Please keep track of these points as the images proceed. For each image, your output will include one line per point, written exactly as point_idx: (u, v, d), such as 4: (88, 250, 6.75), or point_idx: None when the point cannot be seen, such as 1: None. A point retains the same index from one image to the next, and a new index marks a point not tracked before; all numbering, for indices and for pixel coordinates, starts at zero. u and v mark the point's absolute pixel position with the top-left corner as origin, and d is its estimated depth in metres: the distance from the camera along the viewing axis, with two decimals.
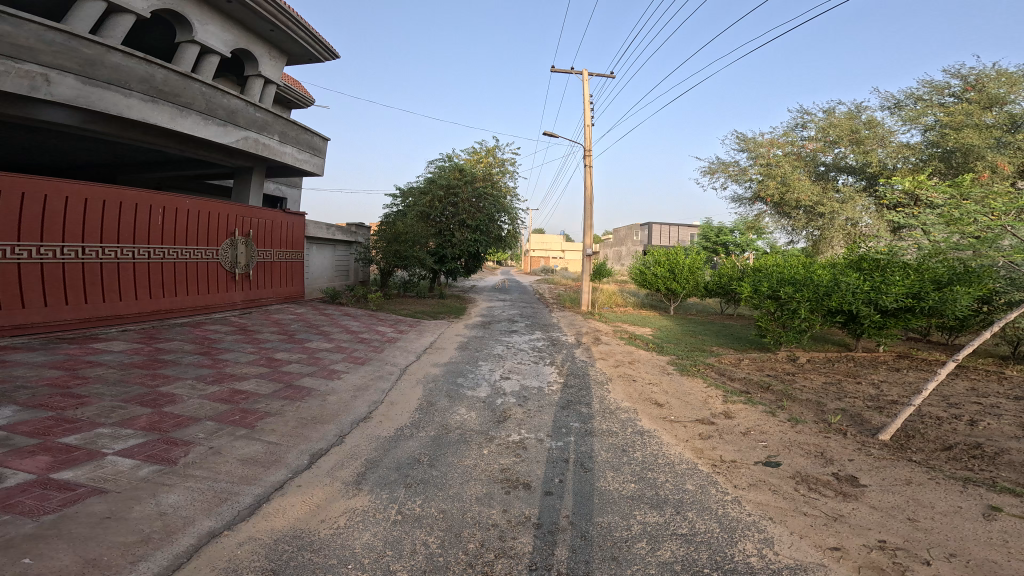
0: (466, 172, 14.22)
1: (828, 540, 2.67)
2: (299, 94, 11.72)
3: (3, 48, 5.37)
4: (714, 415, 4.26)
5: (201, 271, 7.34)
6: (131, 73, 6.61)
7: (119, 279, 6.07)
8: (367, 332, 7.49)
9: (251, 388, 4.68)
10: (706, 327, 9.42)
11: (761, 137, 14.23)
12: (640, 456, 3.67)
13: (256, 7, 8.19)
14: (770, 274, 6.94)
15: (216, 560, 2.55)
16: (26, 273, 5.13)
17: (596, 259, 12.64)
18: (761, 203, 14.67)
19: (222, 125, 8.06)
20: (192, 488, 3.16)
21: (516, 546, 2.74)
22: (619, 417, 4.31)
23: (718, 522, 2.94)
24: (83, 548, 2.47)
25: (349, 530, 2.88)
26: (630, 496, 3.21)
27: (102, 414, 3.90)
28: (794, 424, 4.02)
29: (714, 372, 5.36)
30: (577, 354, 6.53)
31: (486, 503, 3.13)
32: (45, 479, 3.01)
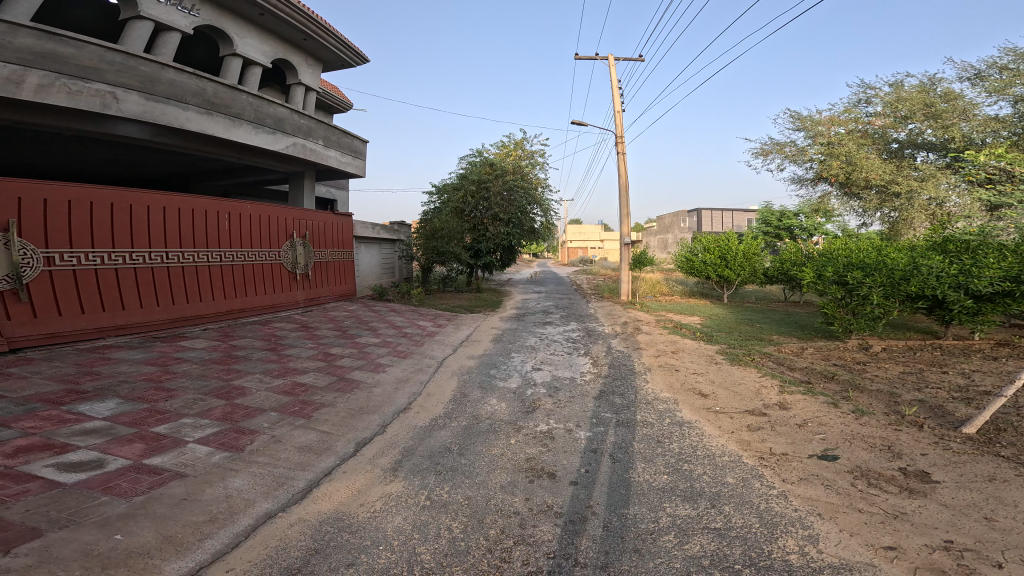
0: (496, 166, 14.47)
1: (881, 539, 2.37)
2: (338, 98, 12.44)
3: (72, 70, 6.02)
4: (767, 405, 3.91)
5: (267, 272, 8.02)
6: (185, 88, 7.25)
7: (199, 281, 6.76)
8: (412, 327, 7.76)
9: (309, 381, 5.01)
10: (762, 314, 8.79)
11: (819, 114, 13.13)
12: (676, 448, 3.46)
13: (287, 17, 8.80)
14: (837, 259, 6.31)
15: (269, 539, 2.75)
16: (124, 277, 5.83)
17: (634, 248, 12.11)
18: (825, 184, 13.48)
19: (271, 133, 8.75)
20: (255, 473, 3.41)
21: (536, 534, 2.74)
22: (657, 407, 4.07)
23: (758, 517, 2.73)
24: (163, 526, 2.75)
25: (384, 513, 2.99)
26: (661, 488, 3.07)
27: (186, 406, 4.32)
28: (858, 416, 3.61)
29: (770, 362, 4.94)
30: (615, 345, 6.31)
31: (510, 491, 3.12)
32: (139, 464, 3.36)
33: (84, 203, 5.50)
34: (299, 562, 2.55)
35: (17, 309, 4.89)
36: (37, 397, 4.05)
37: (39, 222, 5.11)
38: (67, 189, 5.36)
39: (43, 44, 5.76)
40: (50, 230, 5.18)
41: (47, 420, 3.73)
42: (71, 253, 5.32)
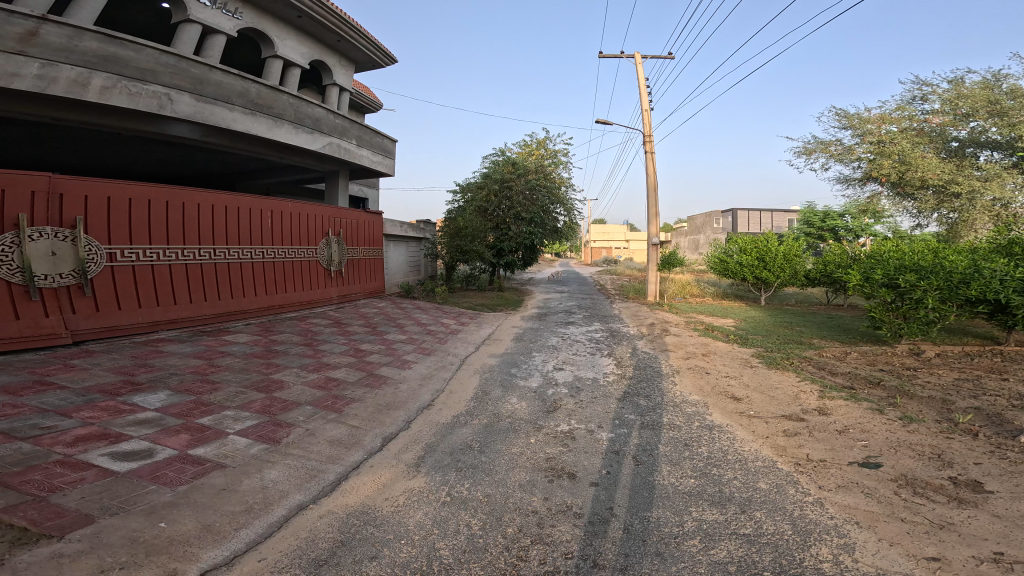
0: (518, 166, 14.60)
1: (924, 550, 2.20)
2: (369, 98, 12.82)
3: (132, 73, 6.43)
4: (805, 411, 3.71)
5: (305, 269, 8.32)
6: (231, 89, 7.65)
7: (243, 278, 7.07)
8: (437, 324, 7.87)
9: (340, 376, 5.11)
10: (804, 318, 8.40)
11: (868, 111, 12.52)
12: (705, 451, 3.32)
13: (323, 19, 9.16)
14: (888, 261, 5.97)
15: (300, 530, 2.80)
16: (177, 273, 6.15)
17: (662, 248, 11.87)
18: (875, 184, 12.77)
19: (310, 133, 9.11)
20: (290, 465, 3.46)
21: (554, 534, 2.69)
22: (685, 410, 3.92)
23: (791, 524, 2.56)
24: (203, 515, 2.82)
25: (407, 508, 3.00)
26: (687, 492, 2.95)
27: (229, 398, 4.41)
28: (906, 424, 3.37)
29: (811, 367, 4.70)
30: (641, 346, 6.16)
31: (529, 490, 3.08)
32: (185, 454, 3.44)
33: (142, 201, 5.82)
34: (326, 554, 2.58)
35: (82, 303, 5.20)
36: (95, 387, 4.21)
37: (103, 220, 5.43)
38: (127, 188, 5.69)
39: (106, 48, 6.18)
40: (112, 228, 5.51)
41: (104, 411, 3.87)
42: (130, 250, 5.64)
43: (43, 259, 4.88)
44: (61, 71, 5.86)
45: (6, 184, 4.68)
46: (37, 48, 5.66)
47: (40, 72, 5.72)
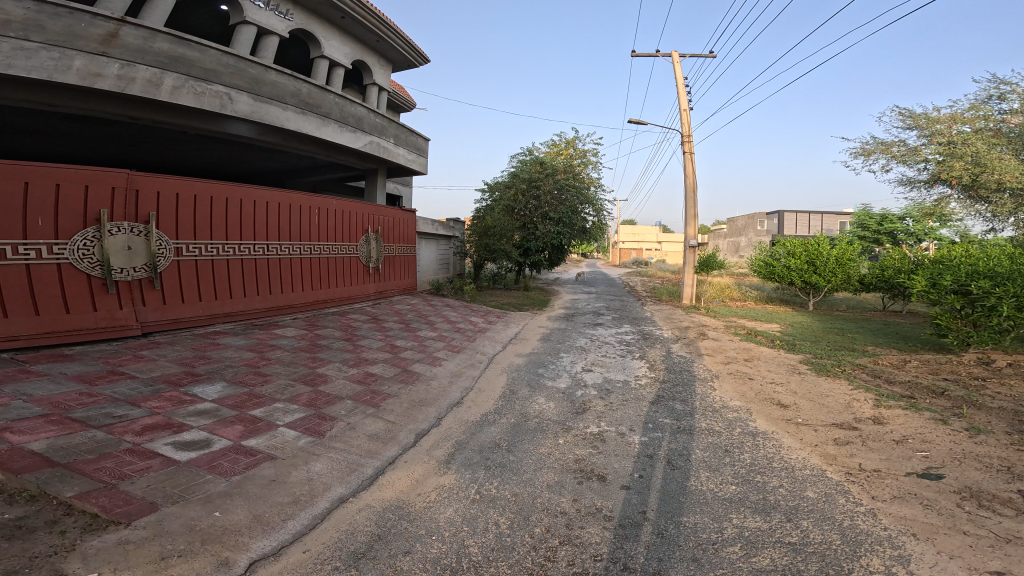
0: (546, 165, 14.60)
1: (988, 563, 2.01)
2: (404, 98, 13.19)
3: (197, 73, 6.77)
4: (859, 419, 3.49)
5: (345, 265, 8.49)
6: (284, 89, 7.98)
7: (290, 274, 7.22)
8: (465, 322, 7.95)
9: (377, 372, 5.15)
10: (857, 324, 7.95)
11: (939, 111, 11.80)
12: (748, 458, 3.12)
13: (365, 20, 9.50)
14: (959, 265, 5.57)
15: (340, 523, 2.84)
16: (233, 268, 6.28)
17: (699, 251, 11.57)
18: (943, 187, 12.00)
19: (352, 131, 9.43)
20: (333, 458, 3.48)
21: (583, 536, 2.63)
22: (726, 416, 3.73)
23: (839, 534, 2.36)
24: (254, 506, 2.88)
25: (438, 504, 3.00)
26: (727, 498, 2.79)
27: (278, 391, 4.40)
28: (972, 435, 3.11)
29: (866, 375, 4.42)
30: (675, 349, 5.98)
31: (557, 491, 3.02)
32: (238, 445, 3.49)
33: (207, 197, 5.94)
34: (363, 547, 2.61)
35: (151, 295, 5.29)
36: (160, 376, 4.29)
37: (172, 215, 5.54)
38: (193, 185, 5.79)
39: (174, 50, 6.51)
40: (180, 224, 5.62)
41: (167, 401, 3.92)
42: (194, 245, 5.75)
43: (119, 253, 4.99)
44: (138, 72, 6.20)
45: (90, 180, 4.79)
46: (117, 49, 6.01)
47: (119, 72, 6.07)
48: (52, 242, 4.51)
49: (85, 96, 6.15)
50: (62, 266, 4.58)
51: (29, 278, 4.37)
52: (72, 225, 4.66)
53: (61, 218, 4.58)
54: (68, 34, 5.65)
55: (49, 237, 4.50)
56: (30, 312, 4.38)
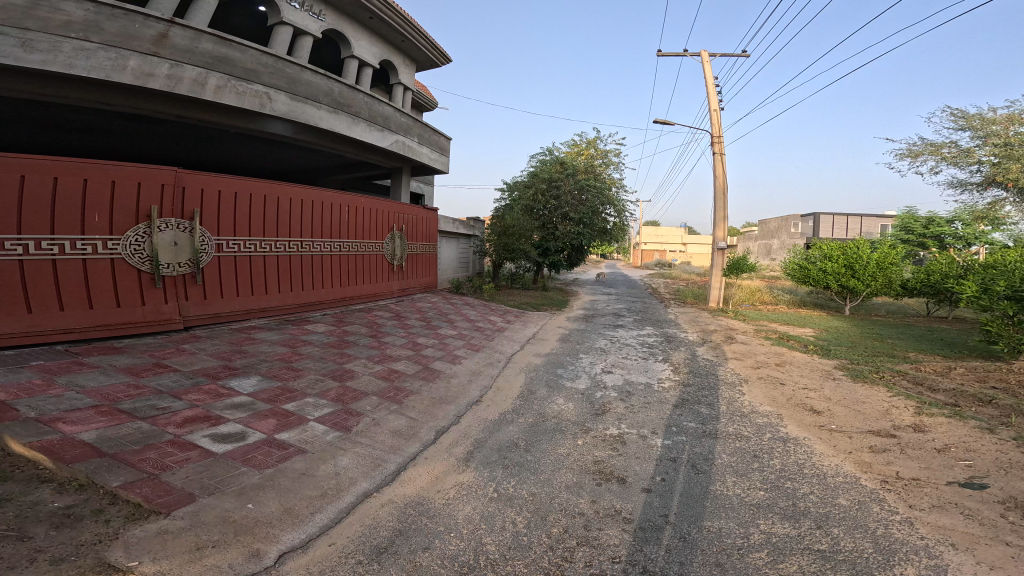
0: (567, 165, 14.39)
1: None
2: (428, 98, 13.26)
3: (240, 73, 6.78)
4: (898, 427, 3.31)
5: (373, 263, 8.46)
6: (319, 89, 7.96)
7: (322, 270, 7.22)
8: (484, 321, 7.97)
9: (401, 368, 5.17)
10: (897, 330, 7.61)
11: (996, 111, 11.22)
12: (778, 464, 2.99)
13: (392, 20, 9.50)
14: (1013, 268, 5.28)
15: (365, 518, 2.86)
16: (269, 264, 6.29)
17: (728, 254, 11.29)
18: (998, 190, 11.41)
19: (380, 130, 9.43)
20: (359, 454, 3.51)
21: (601, 537, 2.58)
22: (755, 421, 3.60)
23: (872, 542, 2.23)
24: (286, 499, 2.94)
25: (456, 501, 3.00)
26: (754, 504, 2.68)
27: (310, 386, 4.45)
28: (1020, 445, 2.92)
29: (906, 382, 4.21)
30: (700, 352, 5.83)
31: (574, 492, 2.98)
32: (272, 438, 3.54)
33: (247, 194, 5.95)
34: (386, 542, 2.63)
35: (193, 290, 5.31)
36: (200, 370, 4.34)
37: (215, 212, 5.54)
38: (235, 182, 5.80)
39: (218, 49, 6.51)
40: (221, 220, 5.63)
41: (206, 393, 3.97)
42: (233, 241, 5.77)
43: (166, 249, 5.01)
44: (186, 72, 6.23)
45: (142, 178, 4.79)
46: (166, 50, 6.04)
47: (169, 72, 6.10)
48: (107, 237, 4.53)
49: (134, 95, 6.17)
50: (116, 261, 4.60)
51: (85, 273, 4.39)
52: (125, 221, 4.67)
53: (116, 214, 4.60)
54: (122, 35, 5.68)
55: (104, 233, 4.52)
56: (84, 306, 4.40)
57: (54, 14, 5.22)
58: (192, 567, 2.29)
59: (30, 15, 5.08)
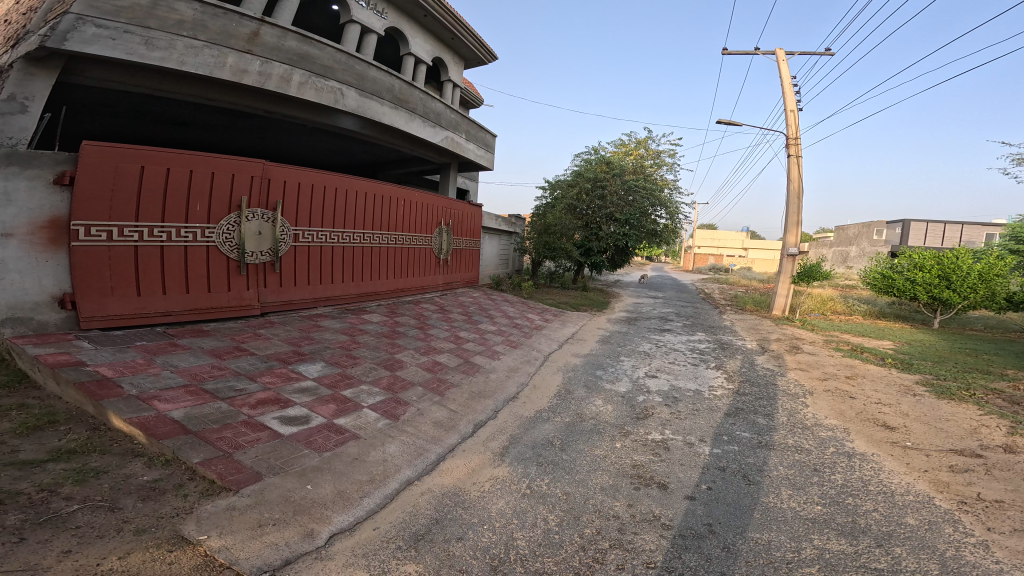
0: (613, 165, 13.91)
1: None
2: (475, 96, 12.88)
3: (317, 69, 6.76)
4: (985, 447, 2.96)
5: (422, 257, 8.64)
6: (380, 84, 7.82)
7: (379, 262, 7.45)
8: (522, 319, 7.98)
9: (444, 361, 5.26)
10: (994, 345, 6.80)
11: None
12: (840, 480, 2.74)
13: (443, 18, 9.27)
14: None
15: (406, 505, 2.93)
16: (336, 254, 6.56)
17: (799, 260, 10.59)
18: None
19: (432, 127, 9.21)
20: (404, 442, 3.60)
21: (636, 541, 2.48)
22: (818, 434, 3.32)
23: (940, 564, 2.00)
24: (340, 482, 3.06)
25: (490, 495, 2.99)
26: (810, 519, 2.46)
27: (365, 373, 4.64)
28: None
29: (1001, 402, 3.76)
30: (759, 361, 5.48)
31: (610, 494, 2.89)
32: (331, 423, 3.71)
33: (324, 186, 6.24)
34: (423, 529, 2.67)
35: (271, 278, 5.62)
36: (274, 354, 4.60)
37: (294, 203, 5.84)
38: (313, 175, 6.09)
39: (302, 48, 6.55)
40: (299, 211, 5.92)
41: (277, 376, 4.23)
42: (309, 231, 6.07)
43: (252, 237, 5.35)
44: (275, 68, 6.28)
45: (235, 169, 5.11)
46: (259, 47, 6.09)
47: (260, 69, 6.15)
48: (205, 226, 4.88)
49: (230, 90, 6.27)
50: (210, 249, 4.95)
51: (185, 258, 4.73)
52: (221, 211, 5.00)
53: (213, 204, 4.93)
54: (222, 33, 5.74)
55: (203, 222, 4.85)
56: (181, 289, 4.72)
57: (170, 14, 5.32)
58: (253, 543, 2.41)
59: (152, 15, 5.19)
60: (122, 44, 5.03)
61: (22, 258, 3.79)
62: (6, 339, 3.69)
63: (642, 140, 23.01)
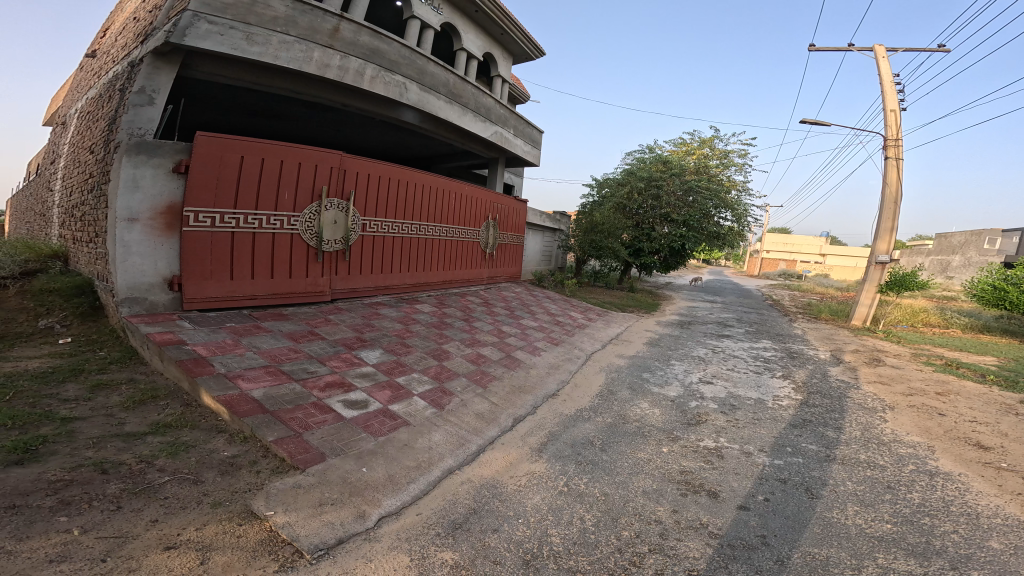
0: (670, 164, 13.55)
1: None
2: (520, 90, 12.77)
3: (385, 64, 6.66)
4: None
5: (472, 250, 8.86)
6: (439, 79, 7.77)
7: (434, 254, 7.74)
8: (565, 316, 7.95)
9: (488, 355, 5.31)
10: None
11: None
12: (917, 498, 2.49)
13: (497, 17, 9.10)
14: None
15: (447, 493, 2.98)
16: (397, 244, 6.90)
17: (890, 269, 9.76)
18: None
19: (483, 122, 9.22)
20: (449, 431, 3.68)
21: (678, 548, 2.35)
22: (897, 450, 3.06)
23: None
24: (391, 466, 3.17)
25: (526, 490, 2.97)
26: (876, 536, 2.23)
27: (416, 362, 4.80)
28: None
29: None
30: (832, 373, 5.10)
31: (654, 498, 2.78)
32: (385, 409, 3.86)
33: (392, 179, 6.60)
34: (461, 518, 2.70)
35: (341, 265, 5.97)
36: (340, 340, 4.88)
37: (365, 194, 6.18)
38: (383, 168, 6.42)
39: (373, 43, 6.46)
40: (369, 201, 6.25)
41: (341, 360, 4.48)
42: (375, 222, 6.41)
43: (328, 226, 5.73)
44: (352, 63, 6.20)
45: (319, 161, 5.49)
46: (339, 43, 6.03)
47: (341, 63, 6.08)
48: (291, 214, 5.29)
49: (316, 84, 6.26)
50: (294, 236, 5.37)
51: (272, 244, 5.16)
52: (304, 200, 5.40)
53: (299, 193, 5.33)
54: (309, 29, 5.71)
55: (289, 210, 5.27)
56: (267, 274, 5.16)
57: (266, 10, 5.30)
58: (312, 521, 2.54)
59: (251, 11, 5.18)
60: (228, 40, 4.99)
61: (143, 241, 4.32)
62: (124, 318, 4.21)
63: (707, 138, 22.13)
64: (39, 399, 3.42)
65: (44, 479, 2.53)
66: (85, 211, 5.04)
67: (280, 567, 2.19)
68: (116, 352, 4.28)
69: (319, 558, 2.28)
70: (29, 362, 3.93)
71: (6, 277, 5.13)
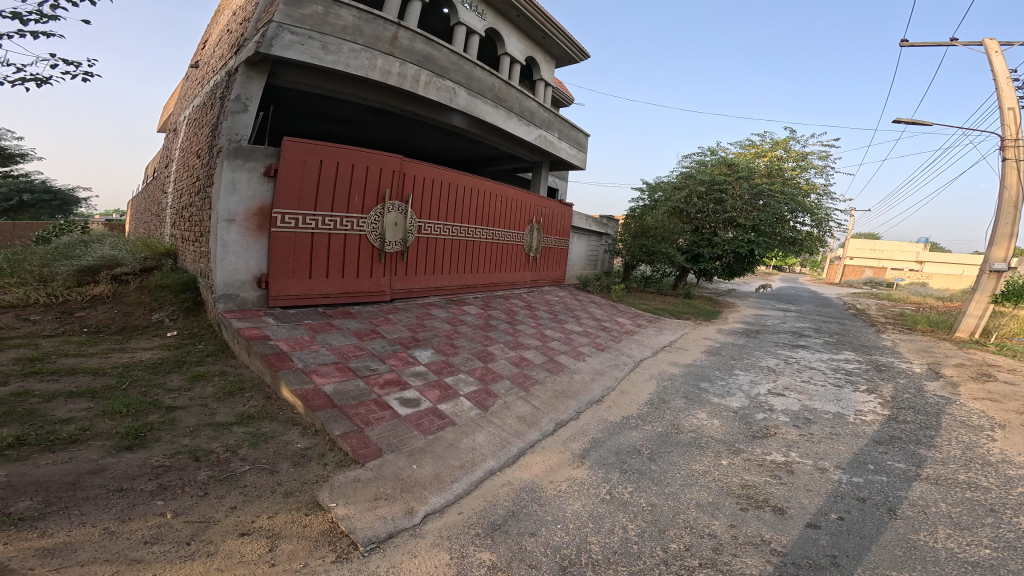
0: (737, 168, 12.97)
1: None
2: (564, 94, 13.01)
3: (435, 70, 7.08)
4: None
5: (517, 253, 8.97)
6: (485, 84, 8.14)
7: (481, 256, 7.91)
8: (611, 321, 7.73)
9: (531, 357, 5.27)
10: None
11: None
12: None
13: (540, 22, 9.37)
14: None
15: (489, 493, 2.93)
16: (448, 246, 7.12)
17: (1007, 280, 8.67)
18: None
19: (528, 125, 9.49)
20: (492, 432, 3.65)
21: (731, 563, 2.12)
22: (1004, 471, 2.69)
23: None
24: (438, 464, 3.18)
25: (566, 496, 2.85)
26: (973, 563, 1.93)
27: (463, 362, 4.85)
28: None
29: None
30: (928, 388, 4.50)
31: (708, 512, 2.55)
32: (435, 408, 3.91)
33: (445, 182, 6.87)
34: (500, 519, 2.64)
35: (399, 266, 6.25)
36: (398, 339, 5.06)
37: (421, 196, 6.48)
38: (438, 172, 6.71)
39: (426, 49, 6.89)
40: (423, 203, 6.55)
41: (397, 359, 4.62)
42: (429, 223, 6.69)
43: (391, 228, 6.05)
44: (408, 69, 6.66)
45: (383, 165, 5.83)
46: (399, 51, 6.51)
47: (399, 70, 6.55)
48: (360, 217, 5.65)
49: (379, 90, 6.78)
50: (362, 237, 5.71)
51: (343, 244, 5.53)
52: (371, 202, 5.74)
53: (367, 197, 5.69)
54: (373, 37, 6.17)
55: (358, 212, 5.63)
56: (339, 274, 5.51)
57: (337, 20, 5.80)
58: (367, 514, 2.59)
59: (325, 21, 5.68)
60: (307, 49, 5.52)
61: (239, 241, 4.82)
62: (220, 314, 4.67)
63: (782, 139, 20.91)
64: (149, 389, 3.83)
65: (148, 463, 2.80)
66: (192, 212, 5.73)
67: (336, 558, 2.24)
68: (211, 346, 4.73)
69: (371, 551, 2.32)
70: (142, 353, 4.44)
71: (129, 273, 6.03)
